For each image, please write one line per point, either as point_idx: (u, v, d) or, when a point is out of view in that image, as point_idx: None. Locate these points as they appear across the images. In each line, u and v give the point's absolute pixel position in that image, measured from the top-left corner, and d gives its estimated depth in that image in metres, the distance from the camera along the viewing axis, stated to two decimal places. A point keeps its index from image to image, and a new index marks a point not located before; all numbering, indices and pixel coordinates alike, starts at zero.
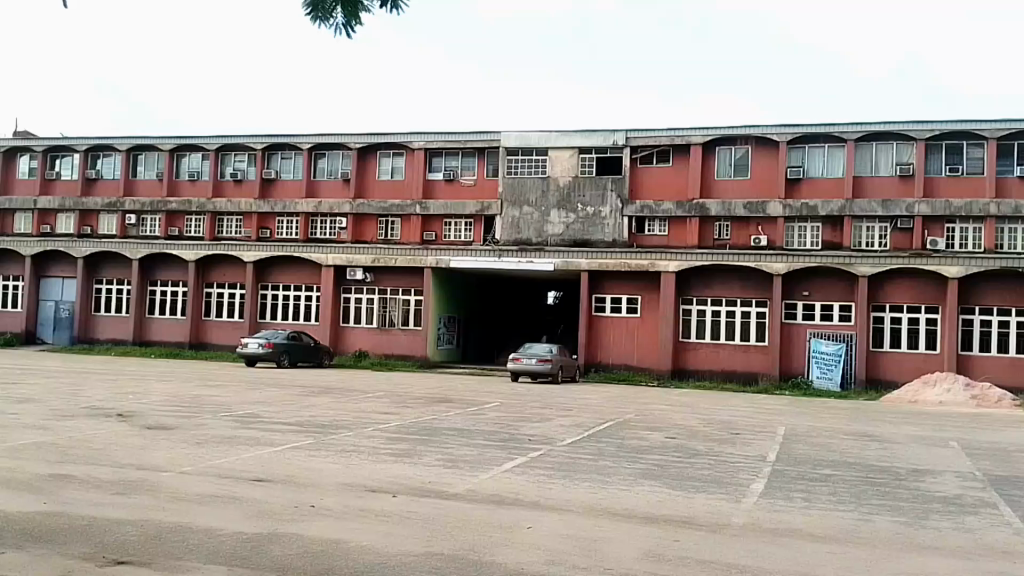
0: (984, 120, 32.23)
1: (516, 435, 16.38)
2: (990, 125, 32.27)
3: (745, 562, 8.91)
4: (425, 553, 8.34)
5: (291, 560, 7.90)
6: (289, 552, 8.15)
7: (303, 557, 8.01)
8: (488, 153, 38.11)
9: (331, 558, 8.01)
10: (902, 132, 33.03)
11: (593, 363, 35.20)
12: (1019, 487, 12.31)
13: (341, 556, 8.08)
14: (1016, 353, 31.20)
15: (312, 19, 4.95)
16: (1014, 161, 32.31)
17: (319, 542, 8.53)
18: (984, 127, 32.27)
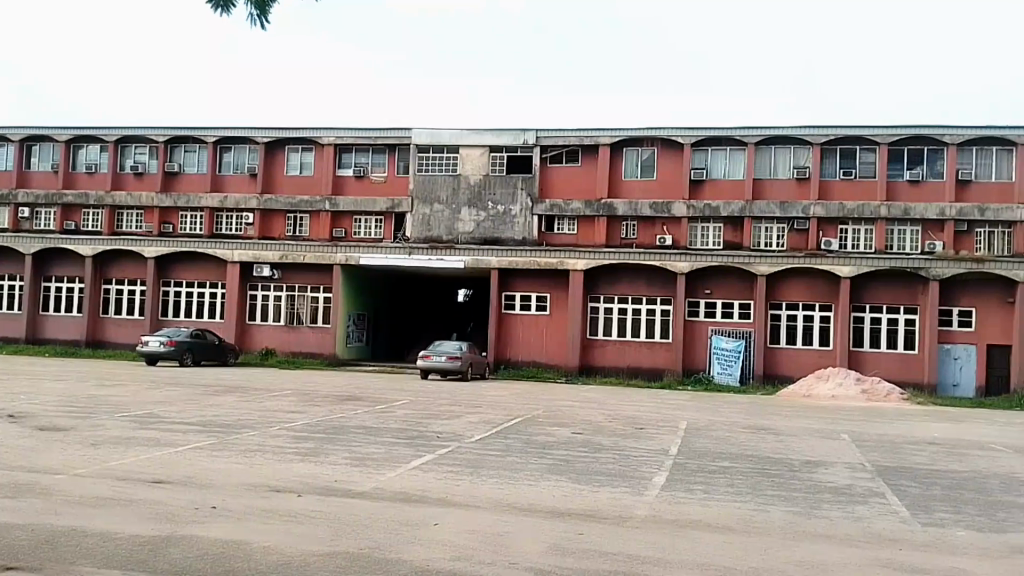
0: (876, 125, 33.89)
1: (424, 433, 16.38)
2: (882, 131, 33.88)
3: (648, 554, 9.14)
4: (331, 553, 8.27)
5: (190, 563, 7.72)
6: (188, 555, 7.96)
7: (203, 560, 7.83)
8: (398, 150, 37.81)
9: (233, 560, 7.86)
10: (799, 137, 34.41)
11: (503, 360, 35.42)
12: (904, 475, 12.98)
13: (243, 558, 7.94)
14: (905, 349, 32.89)
15: (215, 10, 5.10)
16: (903, 165, 33.97)
17: (221, 545, 8.35)
18: (875, 133, 33.89)
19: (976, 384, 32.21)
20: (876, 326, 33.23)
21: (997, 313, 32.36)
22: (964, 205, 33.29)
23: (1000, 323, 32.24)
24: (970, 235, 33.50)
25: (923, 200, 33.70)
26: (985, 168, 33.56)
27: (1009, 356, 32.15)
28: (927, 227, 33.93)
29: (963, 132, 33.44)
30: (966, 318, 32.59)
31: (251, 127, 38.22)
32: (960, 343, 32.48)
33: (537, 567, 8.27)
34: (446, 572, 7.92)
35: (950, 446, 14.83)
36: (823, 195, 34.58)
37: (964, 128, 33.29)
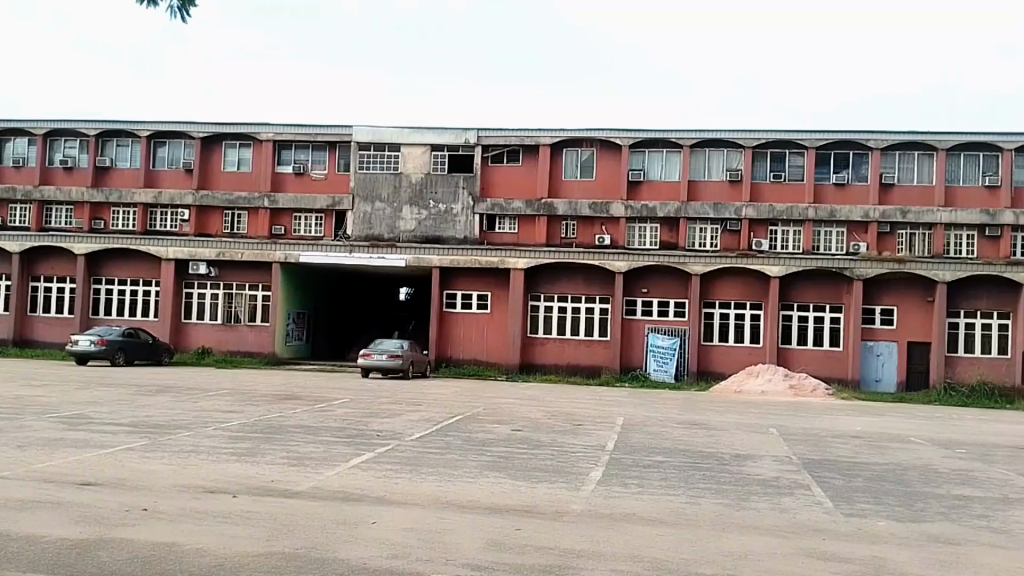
0: (805, 130, 34.95)
1: (364, 431, 16.37)
2: (809, 136, 35.00)
3: (582, 547, 9.31)
4: (267, 553, 8.27)
5: (121, 565, 7.67)
6: (118, 558, 7.87)
7: (134, 563, 7.73)
8: (339, 147, 37.61)
9: (166, 562, 7.82)
10: (731, 140, 35.31)
11: (444, 358, 35.44)
12: (828, 467, 13.45)
13: (176, 560, 7.88)
14: (831, 346, 33.96)
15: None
16: (831, 169, 35.11)
17: (154, 547, 8.28)
18: (803, 137, 35.00)
19: (896, 379, 33.49)
20: (804, 324, 34.21)
21: (917, 311, 33.65)
22: (888, 208, 34.50)
23: (920, 321, 33.55)
24: (893, 236, 34.73)
25: (849, 202, 34.87)
26: (907, 172, 34.87)
27: (928, 352, 33.49)
28: (853, 229, 35.06)
29: (887, 137, 34.70)
30: (889, 317, 33.82)
31: (186, 122, 37.55)
32: (883, 339, 33.73)
33: (473, 563, 8.38)
34: (382, 569, 7.95)
35: (874, 439, 15.41)
36: (755, 197, 35.52)
37: (888, 133, 34.52)
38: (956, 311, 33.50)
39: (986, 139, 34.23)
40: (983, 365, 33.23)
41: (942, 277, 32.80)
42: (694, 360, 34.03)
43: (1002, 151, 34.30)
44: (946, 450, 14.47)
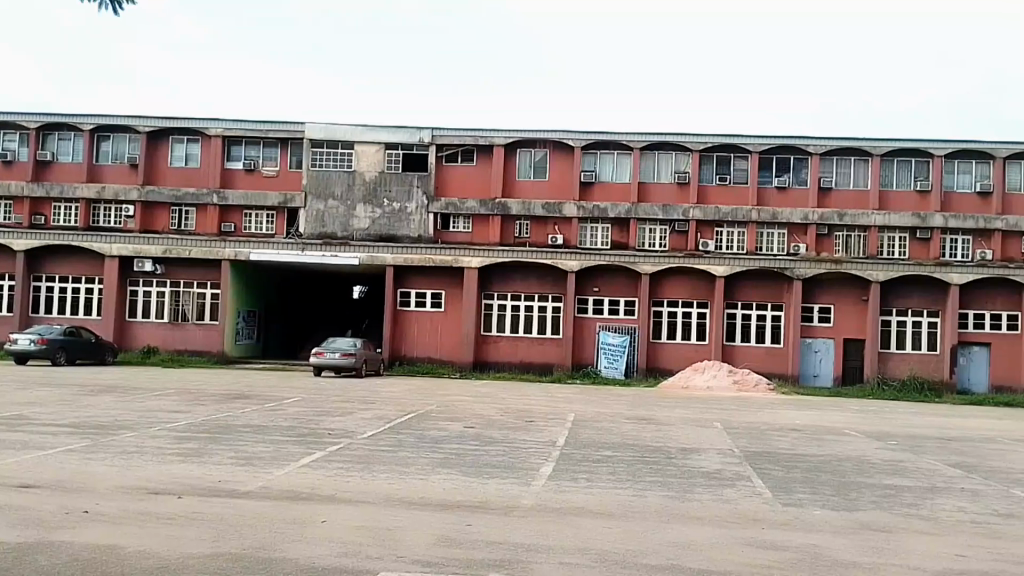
0: (750, 135, 35.85)
1: (314, 430, 16.41)
2: (753, 140, 35.91)
3: (536, 542, 9.15)
4: (211, 554, 8.23)
5: (59, 568, 7.67)
6: (55, 562, 7.86)
7: (73, 567, 7.68)
8: (291, 144, 37.34)
9: (106, 565, 7.81)
10: (679, 143, 36.06)
11: (398, 356, 35.43)
12: (771, 460, 13.82)
13: (116, 563, 7.87)
14: (772, 343, 34.75)
15: None
16: (773, 173, 36.05)
17: (94, 550, 8.27)
18: (747, 142, 35.91)
19: (834, 375, 34.48)
20: (747, 322, 34.94)
21: (853, 310, 34.58)
22: (826, 211, 35.60)
23: (855, 319, 34.49)
24: (830, 238, 35.81)
25: (790, 205, 35.85)
26: (844, 177, 36.01)
27: (863, 349, 34.48)
28: (793, 230, 36.00)
29: (826, 143, 35.79)
30: (825, 315, 34.71)
31: (132, 116, 37.02)
32: (820, 337, 34.62)
33: (422, 559, 8.25)
34: (329, 567, 7.88)
35: (811, 432, 15.93)
36: (701, 199, 36.31)
37: (827, 139, 35.60)
38: (889, 309, 34.52)
39: (918, 146, 35.41)
40: (913, 361, 34.34)
41: (875, 276, 33.79)
42: (643, 357, 34.60)
43: (933, 158, 35.55)
44: (879, 442, 15.03)
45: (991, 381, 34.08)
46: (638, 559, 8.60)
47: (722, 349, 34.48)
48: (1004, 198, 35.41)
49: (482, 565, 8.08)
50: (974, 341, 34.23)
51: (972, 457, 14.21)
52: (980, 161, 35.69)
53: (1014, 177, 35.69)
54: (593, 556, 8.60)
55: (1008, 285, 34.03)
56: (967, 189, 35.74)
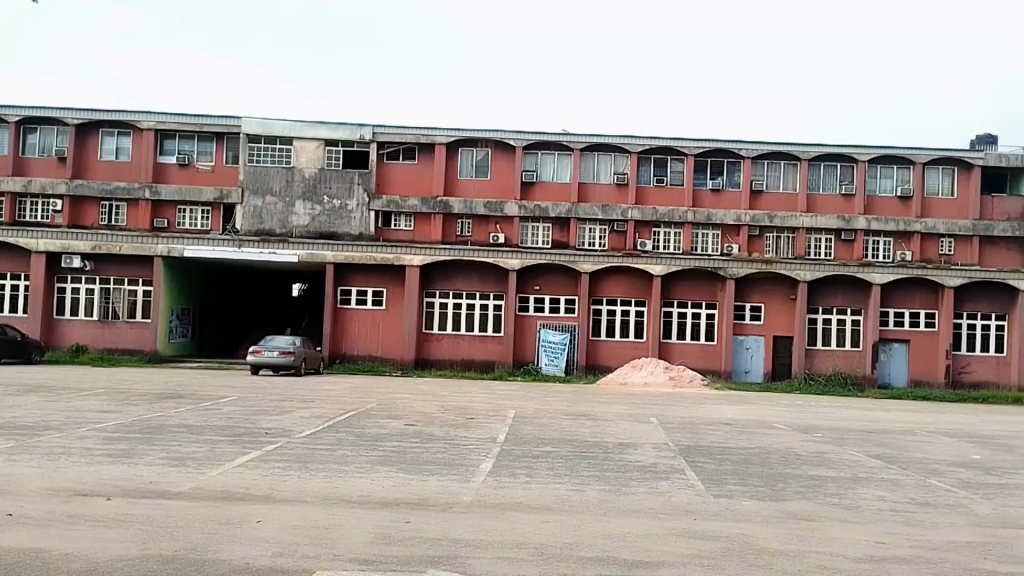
0: (686, 138, 36.68)
1: (251, 429, 16.27)
2: (689, 143, 36.75)
3: (472, 538, 9.32)
4: (141, 556, 8.14)
5: None
6: None
7: (0, 570, 7.58)
8: (227, 138, 36.80)
9: (31, 568, 7.68)
10: (617, 145, 36.67)
11: (338, 355, 35.18)
12: (704, 454, 14.23)
13: (42, 566, 7.74)
14: (706, 340, 35.58)
15: None
16: (707, 175, 36.92)
17: (19, 554, 8.13)
18: (683, 144, 36.72)
19: (765, 371, 35.53)
20: (682, 320, 35.69)
21: (782, 308, 35.63)
22: (757, 212, 36.66)
23: (784, 317, 35.53)
24: (761, 239, 36.86)
25: (723, 206, 36.80)
26: (774, 180, 37.13)
27: (791, 346, 35.56)
28: (726, 231, 36.93)
29: (758, 146, 36.78)
30: (756, 313, 35.70)
31: (61, 108, 35.96)
32: (751, 334, 35.59)
33: (360, 557, 8.29)
34: (266, 567, 7.85)
35: (742, 426, 16.46)
36: (639, 200, 37.02)
37: (759, 143, 36.58)
38: (815, 307, 35.65)
39: (842, 151, 36.69)
40: (837, 357, 35.53)
41: (802, 276, 34.85)
42: (582, 355, 35.06)
43: (857, 162, 36.87)
44: (805, 435, 15.62)
45: (911, 375, 35.49)
46: (575, 552, 8.84)
47: (658, 347, 35.16)
48: (923, 202, 36.90)
49: (422, 561, 8.20)
50: (894, 338, 35.58)
51: (892, 449, 14.90)
52: (901, 166, 37.13)
53: (932, 182, 37.20)
54: (531, 550, 8.82)
55: (925, 285, 35.44)
56: (889, 193, 37.15)
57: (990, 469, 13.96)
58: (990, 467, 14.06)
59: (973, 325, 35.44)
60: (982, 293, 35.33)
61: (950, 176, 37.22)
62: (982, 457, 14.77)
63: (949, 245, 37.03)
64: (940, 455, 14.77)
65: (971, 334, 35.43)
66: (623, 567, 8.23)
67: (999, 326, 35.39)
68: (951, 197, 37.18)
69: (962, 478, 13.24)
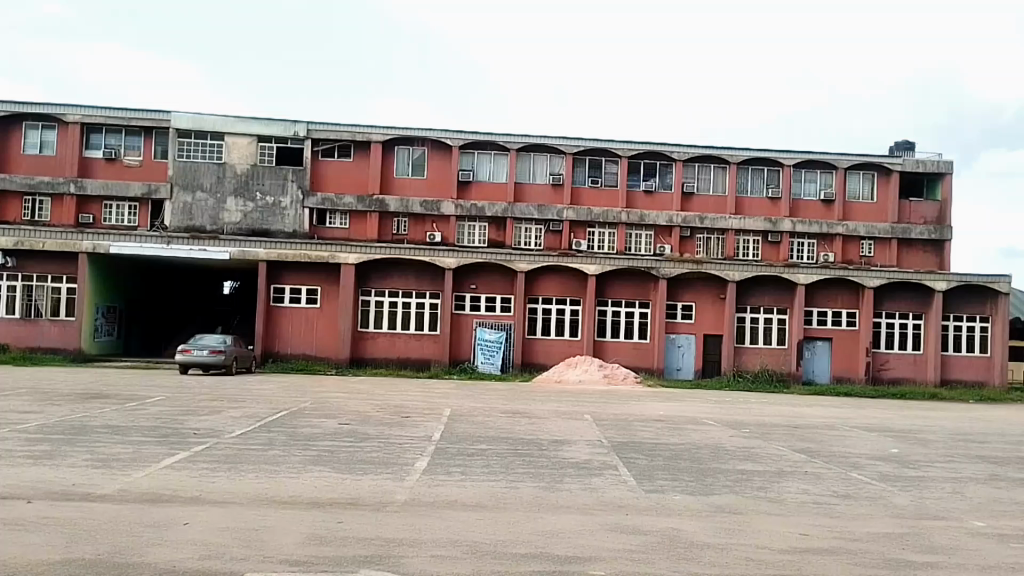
0: (620, 140, 37.24)
1: (179, 429, 15.91)
2: (623, 145, 37.31)
3: (405, 536, 9.32)
4: (62, 560, 7.91)
5: None
6: None
7: None
8: (156, 133, 35.98)
9: None
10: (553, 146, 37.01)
11: (271, 354, 34.61)
12: (635, 450, 14.49)
13: None
14: (640, 338, 36.12)
15: None
16: (641, 177, 37.64)
17: None
18: (618, 147, 37.27)
19: (695, 369, 36.32)
20: (616, 318, 36.16)
21: (712, 307, 36.45)
22: (688, 214, 37.49)
23: (714, 315, 36.33)
24: (692, 240, 37.82)
25: (656, 208, 37.51)
26: (705, 183, 37.98)
27: (721, 343, 36.40)
28: (658, 232, 37.81)
29: (689, 150, 37.54)
30: (687, 311, 36.41)
31: None
32: (682, 332, 36.29)
33: (291, 559, 8.21)
34: (193, 571, 7.71)
35: (673, 422, 16.81)
36: (575, 200, 37.48)
37: (690, 147, 37.39)
38: (743, 306, 36.55)
39: (770, 156, 37.71)
40: (764, 355, 36.51)
41: (732, 276, 35.63)
42: (518, 353, 35.26)
43: (783, 167, 37.94)
44: (733, 430, 16.03)
45: (833, 372, 36.70)
46: (509, 549, 8.92)
47: (593, 345, 35.56)
48: (845, 205, 38.20)
49: (355, 562, 8.15)
50: (818, 337, 36.73)
51: (815, 443, 15.42)
52: (825, 171, 38.33)
53: (854, 187, 38.53)
54: (465, 547, 8.87)
55: (848, 286, 36.59)
56: (813, 196, 38.36)
57: (907, 462, 14.56)
58: (907, 460, 14.67)
59: (892, 324, 36.74)
60: (901, 293, 36.64)
61: (870, 181, 38.60)
62: (900, 451, 15.39)
63: (868, 247, 38.47)
64: (860, 449, 15.34)
65: (890, 333, 36.73)
66: (556, 562, 8.34)
67: (916, 326, 36.75)
68: (871, 201, 38.55)
69: (881, 471, 13.78)
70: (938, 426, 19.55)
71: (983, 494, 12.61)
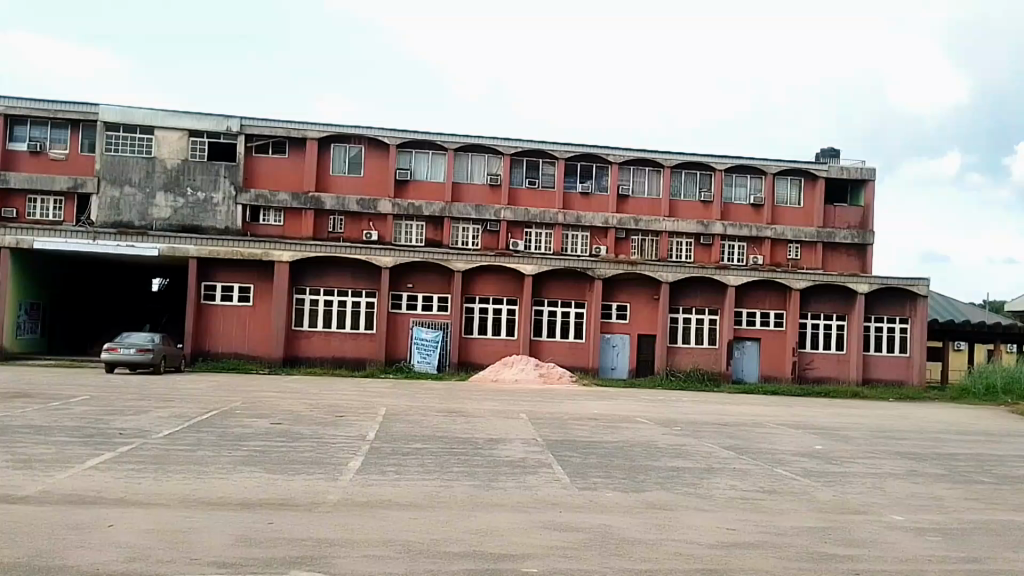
0: (557, 142, 37.54)
1: (104, 430, 15.45)
2: (560, 147, 37.64)
3: (338, 537, 9.24)
4: None
5: None
6: None
7: None
8: (83, 125, 34.80)
9: None
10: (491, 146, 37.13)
11: (201, 352, 33.85)
12: (570, 448, 14.64)
13: None
14: (575, 338, 36.46)
15: None
16: (577, 178, 38.00)
17: None
18: (555, 148, 37.59)
19: (629, 368, 36.84)
20: (553, 318, 36.41)
21: (646, 308, 37.00)
22: (623, 216, 38.02)
23: (648, 316, 36.89)
24: (627, 241, 38.39)
25: (592, 210, 37.94)
26: (639, 185, 38.57)
27: (654, 344, 37.00)
28: (594, 233, 38.27)
29: (625, 153, 38.10)
30: (622, 312, 36.87)
31: None
32: (617, 332, 36.76)
33: (219, 561, 8.06)
34: (118, 573, 7.52)
35: (607, 420, 17.05)
36: (511, 201, 37.67)
37: (625, 150, 37.93)
38: (676, 307, 37.21)
39: (703, 160, 38.53)
40: (696, 354, 37.25)
41: (665, 277, 36.24)
42: (455, 352, 35.24)
43: (715, 171, 38.79)
44: (665, 428, 16.34)
45: (761, 371, 37.67)
46: (442, 547, 8.92)
47: (529, 344, 35.76)
48: (773, 210, 39.22)
49: (285, 563, 8.06)
50: (748, 337, 37.65)
51: (743, 440, 15.83)
52: (755, 176, 39.33)
53: (782, 192, 39.61)
54: (398, 547, 8.85)
55: (776, 287, 37.57)
56: (743, 200, 39.28)
57: (831, 458, 15.05)
58: (831, 457, 15.15)
59: (817, 324, 37.83)
60: (828, 295, 37.75)
61: (797, 186, 39.71)
62: (824, 447, 15.91)
63: (795, 250, 39.57)
64: (786, 445, 15.81)
65: (815, 333, 37.82)
66: (489, 560, 8.40)
67: (840, 326, 37.93)
68: (798, 206, 39.66)
69: (805, 467, 14.22)
70: (859, 423, 20.27)
71: (902, 489, 13.11)
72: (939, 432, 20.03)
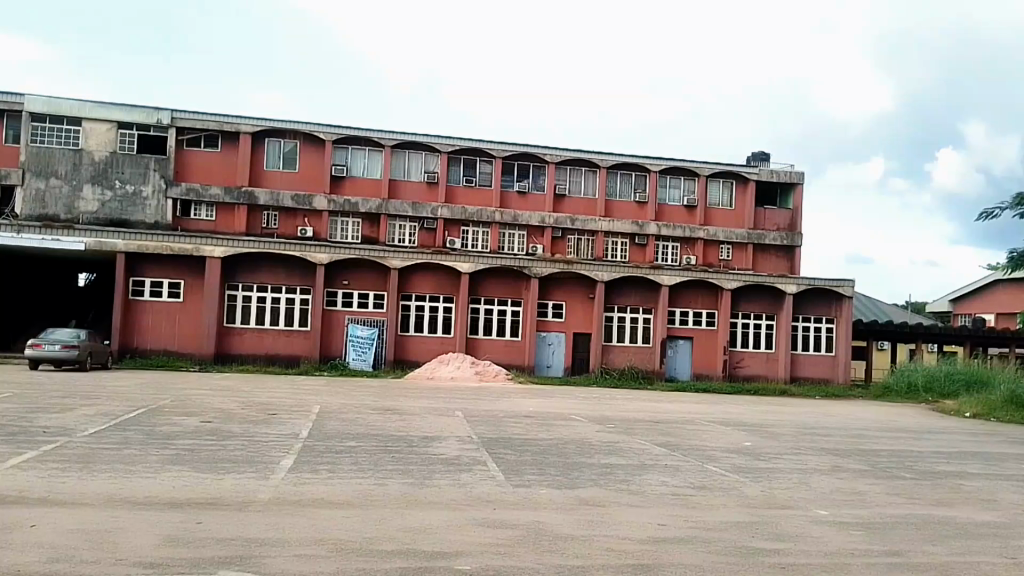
0: (494, 141, 37.66)
1: (27, 428, 14.91)
2: (498, 146, 37.78)
3: (267, 536, 9.10)
4: None
5: None
6: None
7: None
8: (7, 116, 33.58)
9: None
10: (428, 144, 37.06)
11: (129, 349, 32.96)
12: (505, 446, 14.66)
13: None
14: (511, 336, 36.58)
15: None
16: (514, 177, 38.16)
17: None
18: (492, 147, 37.72)
19: (564, 366, 37.15)
20: (489, 316, 36.47)
21: (582, 307, 37.31)
22: (560, 216, 38.33)
23: (583, 314, 37.21)
24: (564, 241, 38.77)
25: (529, 208, 38.19)
26: (575, 185, 38.98)
27: (590, 342, 37.36)
28: (531, 232, 38.54)
29: (561, 153, 38.41)
30: (558, 311, 37.14)
31: None
32: (552, 330, 37.02)
33: (145, 561, 7.88)
34: (39, 573, 7.31)
35: (542, 418, 17.15)
36: (449, 199, 37.67)
37: (562, 150, 38.22)
38: (611, 306, 37.63)
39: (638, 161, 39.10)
40: (631, 353, 37.76)
41: (601, 276, 36.56)
42: (391, 350, 35.01)
43: (650, 173, 39.42)
44: (599, 426, 16.51)
45: (692, 369, 38.39)
46: (375, 546, 8.88)
47: (465, 342, 35.74)
48: (705, 211, 40.01)
49: (212, 563, 7.91)
50: (680, 335, 38.31)
51: (674, 437, 16.11)
52: (688, 178, 40.09)
53: (715, 194, 40.43)
54: (328, 545, 8.77)
55: (708, 287, 38.29)
56: (677, 202, 39.98)
57: (758, 454, 15.45)
58: (758, 453, 15.55)
59: (747, 324, 38.66)
60: (756, 294, 38.58)
61: (729, 189, 40.57)
62: (751, 444, 16.33)
63: (727, 251, 40.41)
64: (715, 442, 16.17)
65: (745, 333, 38.66)
66: (424, 559, 8.38)
67: (769, 326, 38.84)
68: (730, 208, 40.53)
69: (734, 463, 14.53)
70: (786, 421, 20.79)
71: (827, 485, 13.48)
72: (862, 430, 20.68)
